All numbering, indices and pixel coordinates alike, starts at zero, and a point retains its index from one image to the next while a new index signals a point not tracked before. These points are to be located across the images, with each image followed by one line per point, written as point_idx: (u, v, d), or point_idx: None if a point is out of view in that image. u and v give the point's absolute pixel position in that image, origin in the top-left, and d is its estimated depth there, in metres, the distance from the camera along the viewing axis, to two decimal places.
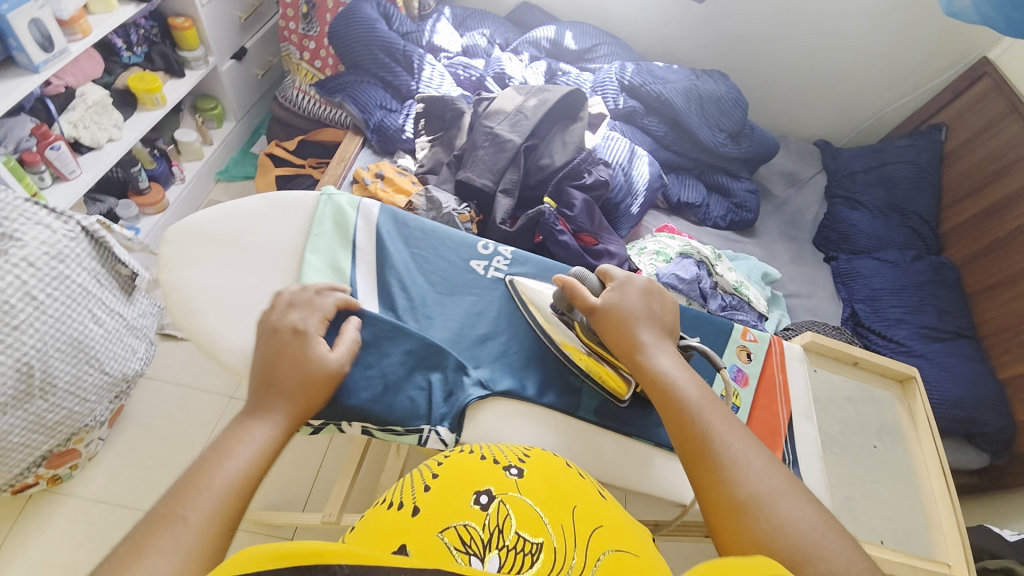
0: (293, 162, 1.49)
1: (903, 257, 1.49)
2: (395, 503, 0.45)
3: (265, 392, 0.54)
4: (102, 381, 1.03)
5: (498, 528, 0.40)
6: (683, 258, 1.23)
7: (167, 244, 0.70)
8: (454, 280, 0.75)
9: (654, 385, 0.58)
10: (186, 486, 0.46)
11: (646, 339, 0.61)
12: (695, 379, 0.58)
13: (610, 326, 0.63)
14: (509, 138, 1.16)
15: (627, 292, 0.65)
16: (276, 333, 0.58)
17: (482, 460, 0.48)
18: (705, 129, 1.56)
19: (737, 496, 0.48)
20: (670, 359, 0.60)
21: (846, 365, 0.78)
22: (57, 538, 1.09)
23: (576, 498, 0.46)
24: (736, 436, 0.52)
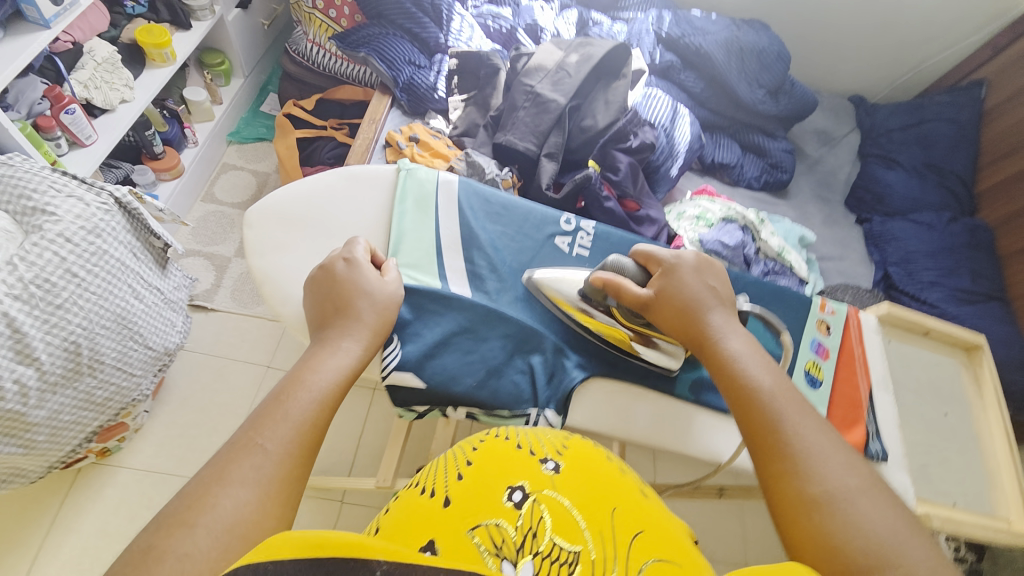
0: (314, 123, 1.41)
1: (938, 219, 1.45)
2: (428, 490, 0.44)
3: (331, 327, 0.53)
4: (146, 355, 1.00)
5: (532, 531, 0.40)
6: (726, 223, 1.19)
7: (251, 227, 0.67)
8: (541, 257, 0.72)
9: (722, 369, 0.55)
10: (264, 415, 0.44)
11: (709, 319, 0.58)
12: (762, 364, 0.55)
13: (668, 306, 0.60)
14: (552, 98, 1.10)
15: (684, 269, 0.62)
16: (334, 280, 0.57)
17: (518, 449, 0.47)
18: (745, 84, 1.48)
19: (812, 491, 0.44)
20: (735, 342, 0.56)
21: (917, 335, 0.82)
22: (113, 508, 1.11)
23: (616, 497, 0.43)
24: (809, 426, 0.49)
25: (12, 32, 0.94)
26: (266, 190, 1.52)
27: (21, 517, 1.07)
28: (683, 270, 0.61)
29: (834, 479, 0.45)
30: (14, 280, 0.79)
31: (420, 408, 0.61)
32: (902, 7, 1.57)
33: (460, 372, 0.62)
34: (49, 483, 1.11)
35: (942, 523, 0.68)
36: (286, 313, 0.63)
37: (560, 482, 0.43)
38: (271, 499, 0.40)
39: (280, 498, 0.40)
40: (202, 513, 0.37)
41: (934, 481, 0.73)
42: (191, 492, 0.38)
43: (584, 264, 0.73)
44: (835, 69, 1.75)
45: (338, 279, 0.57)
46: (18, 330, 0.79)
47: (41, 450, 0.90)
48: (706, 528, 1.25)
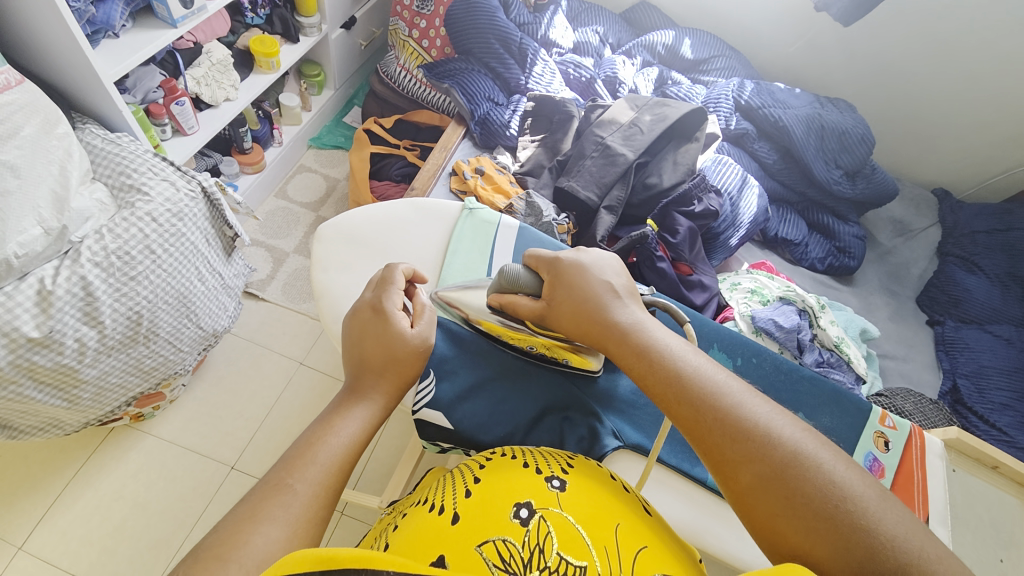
0: (388, 141, 1.49)
1: (1020, 335, 1.32)
2: (435, 506, 0.43)
3: (353, 377, 0.54)
4: (196, 334, 1.05)
5: (539, 548, 0.37)
6: (783, 303, 1.14)
7: (320, 242, 0.71)
8: None
9: (635, 359, 0.50)
10: (296, 456, 0.45)
11: (608, 314, 0.53)
12: (674, 340, 0.51)
13: (567, 313, 0.55)
14: (621, 152, 1.11)
15: (567, 265, 0.58)
16: (367, 326, 0.56)
17: (525, 468, 0.46)
18: (821, 163, 1.43)
19: (757, 471, 0.41)
20: (644, 325, 0.52)
21: (985, 467, 0.74)
22: (133, 474, 1.15)
23: (619, 515, 0.42)
24: (738, 396, 0.45)
25: (139, 24, 1.06)
26: (333, 195, 1.60)
27: (47, 466, 1.13)
28: (565, 267, 0.58)
29: (785, 454, 0.41)
30: (100, 249, 0.87)
31: (444, 445, 0.61)
32: (1005, 108, 1.48)
33: (490, 420, 0.62)
34: (81, 437, 1.17)
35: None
36: (335, 331, 0.65)
37: (566, 500, 0.42)
38: (296, 540, 0.40)
39: (308, 539, 0.41)
40: (234, 548, 0.38)
41: None
42: (223, 528, 0.39)
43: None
44: (923, 158, 1.66)
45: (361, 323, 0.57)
46: (91, 293, 0.85)
47: (83, 406, 0.95)
48: None
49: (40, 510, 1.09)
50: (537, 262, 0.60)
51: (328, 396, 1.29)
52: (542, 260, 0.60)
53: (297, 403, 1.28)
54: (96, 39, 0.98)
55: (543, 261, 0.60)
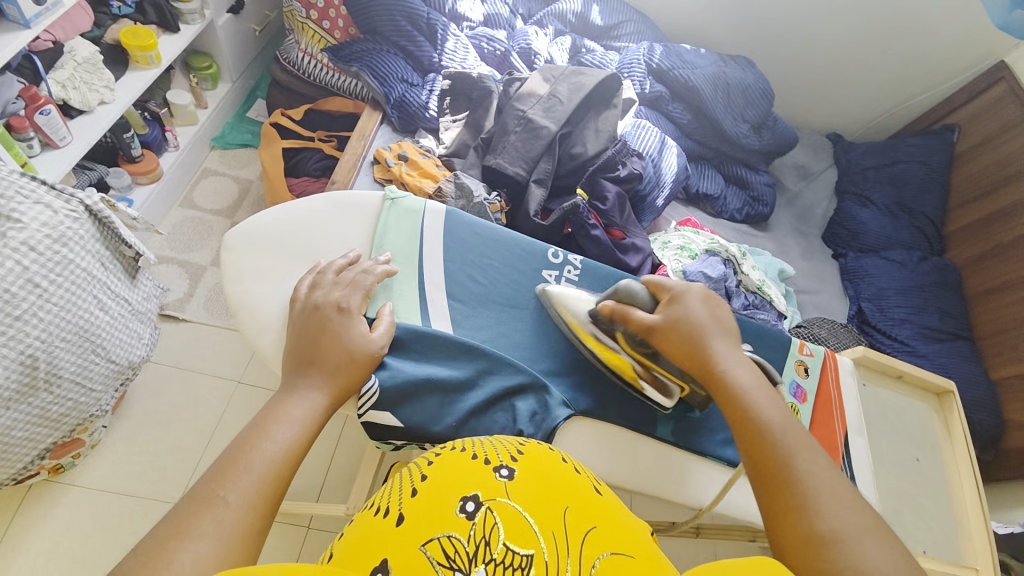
0: (301, 134, 1.39)
1: (909, 257, 1.50)
2: (381, 510, 0.42)
3: (301, 369, 0.52)
4: (108, 369, 0.96)
5: (485, 540, 0.37)
6: (709, 255, 1.22)
7: (229, 251, 0.65)
8: (527, 294, 0.71)
9: (730, 401, 0.55)
10: (227, 464, 0.43)
11: (714, 350, 0.58)
12: (767, 388, 0.55)
13: (674, 343, 0.60)
14: (543, 124, 1.11)
15: (687, 300, 0.62)
16: (320, 318, 0.56)
17: (472, 458, 0.45)
18: (730, 118, 1.52)
19: (820, 527, 0.44)
20: (738, 370, 0.56)
21: (890, 378, 0.81)
22: (61, 532, 1.04)
23: (569, 497, 0.42)
24: (809, 457, 0.49)
25: None
26: (248, 198, 1.48)
27: None
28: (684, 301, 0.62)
29: (827, 513, 0.45)
30: None
31: (397, 441, 0.60)
32: (881, 54, 1.64)
33: (439, 410, 0.61)
34: None
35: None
36: (262, 343, 0.61)
37: (513, 487, 0.42)
38: (232, 553, 0.38)
39: (245, 552, 0.39)
40: (157, 568, 0.35)
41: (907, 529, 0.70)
42: (144, 550, 0.36)
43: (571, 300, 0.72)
44: (816, 106, 1.80)
45: (316, 317, 0.56)
46: None
47: None
48: None
49: None
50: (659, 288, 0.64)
51: None
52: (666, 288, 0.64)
53: (240, 425, 1.20)
54: None
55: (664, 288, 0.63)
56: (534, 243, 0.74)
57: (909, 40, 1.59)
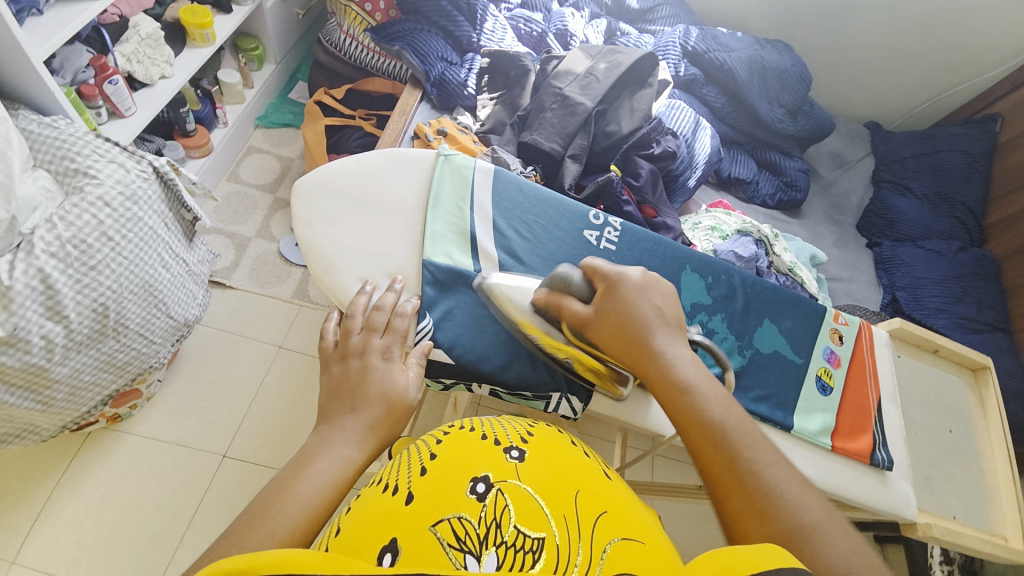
0: (342, 112, 1.45)
1: (948, 247, 1.47)
2: (388, 488, 0.44)
3: (334, 419, 0.50)
4: (167, 324, 1.03)
5: (496, 522, 0.39)
6: (741, 235, 1.23)
7: (300, 198, 0.70)
8: (570, 251, 0.73)
9: (673, 395, 0.51)
10: (248, 526, 0.39)
11: (656, 340, 0.54)
12: (709, 379, 0.52)
13: (611, 333, 0.56)
14: (580, 101, 1.13)
15: (622, 288, 0.58)
16: (352, 367, 0.54)
17: (482, 441, 0.48)
18: (764, 103, 1.51)
19: (774, 531, 0.43)
20: (682, 362, 0.53)
21: (926, 352, 0.80)
22: (119, 475, 1.12)
23: (578, 483, 0.45)
24: (760, 451, 0.47)
25: None
26: (289, 175, 1.55)
27: (28, 477, 1.09)
28: (621, 286, 0.58)
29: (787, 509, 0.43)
30: (53, 238, 0.83)
31: (447, 381, 0.66)
32: (924, 40, 1.60)
33: (486, 353, 0.66)
34: (57, 445, 1.13)
35: (941, 534, 0.66)
36: (329, 281, 0.66)
37: (523, 471, 0.44)
38: None
39: None
40: None
41: (937, 495, 0.70)
42: None
43: (611, 259, 0.73)
44: (854, 94, 1.77)
45: (351, 365, 0.54)
46: (51, 286, 0.82)
47: (57, 409, 0.93)
48: None
49: (29, 520, 1.06)
50: (594, 271, 0.60)
51: (313, 376, 1.28)
52: (600, 273, 0.60)
53: (281, 386, 1.27)
54: (22, 19, 0.90)
55: (602, 272, 0.60)
56: (578, 205, 0.76)
57: (955, 25, 1.55)
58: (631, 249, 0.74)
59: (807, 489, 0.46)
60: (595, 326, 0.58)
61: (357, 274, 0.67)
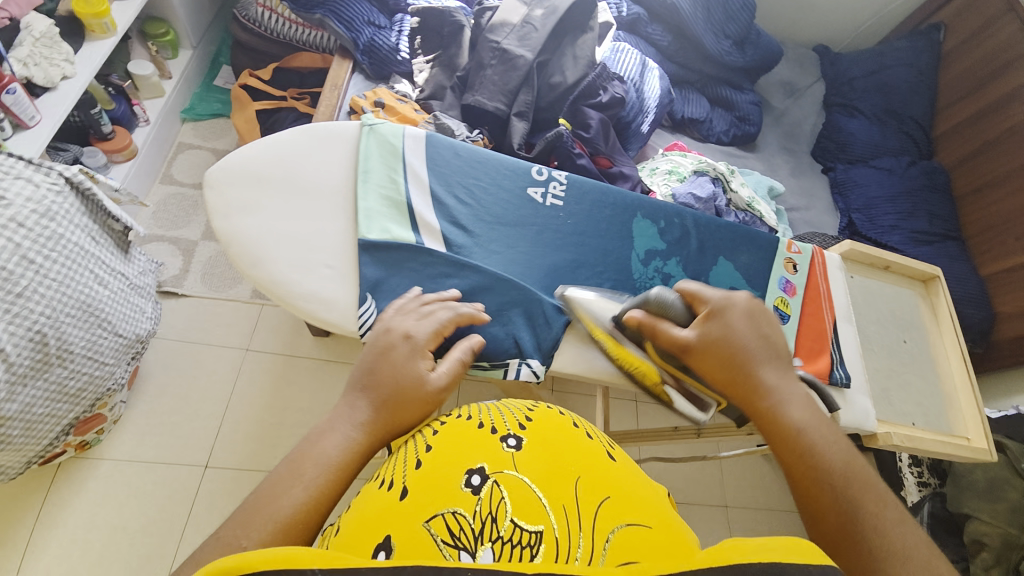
0: (272, 94, 1.35)
1: (898, 163, 1.50)
2: (386, 483, 0.40)
3: (354, 396, 0.48)
4: (117, 343, 0.99)
5: (492, 516, 0.35)
6: (698, 175, 1.22)
7: (214, 189, 0.66)
8: (516, 210, 0.71)
9: (783, 436, 0.49)
10: (252, 510, 0.38)
11: (764, 375, 0.54)
12: (825, 424, 0.50)
13: (716, 360, 0.56)
14: (519, 54, 1.08)
15: (728, 313, 0.58)
16: (385, 345, 0.53)
17: (478, 428, 0.43)
18: (711, 36, 1.47)
19: None
20: (792, 402, 0.52)
21: (878, 269, 0.82)
22: (99, 501, 1.10)
23: (579, 467, 0.40)
24: (876, 508, 0.44)
25: None
26: None
27: (2, 518, 1.06)
28: (727, 313, 0.58)
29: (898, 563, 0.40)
30: None
31: None
32: None
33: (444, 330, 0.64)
34: (27, 482, 1.09)
35: (901, 441, 0.69)
36: (259, 274, 0.63)
37: (521, 459, 0.39)
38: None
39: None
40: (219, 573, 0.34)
41: (895, 404, 0.73)
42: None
43: (558, 214, 0.72)
44: (800, 18, 1.73)
45: (375, 346, 0.53)
46: None
47: (17, 445, 0.89)
48: (691, 472, 1.41)
49: (10, 561, 1.03)
50: (692, 296, 0.60)
51: (287, 374, 1.26)
52: (703, 298, 0.60)
53: (255, 390, 1.24)
54: None
55: (705, 297, 0.59)
56: (518, 163, 0.74)
57: None
58: (578, 203, 0.73)
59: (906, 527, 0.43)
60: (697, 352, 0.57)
61: (288, 264, 0.63)
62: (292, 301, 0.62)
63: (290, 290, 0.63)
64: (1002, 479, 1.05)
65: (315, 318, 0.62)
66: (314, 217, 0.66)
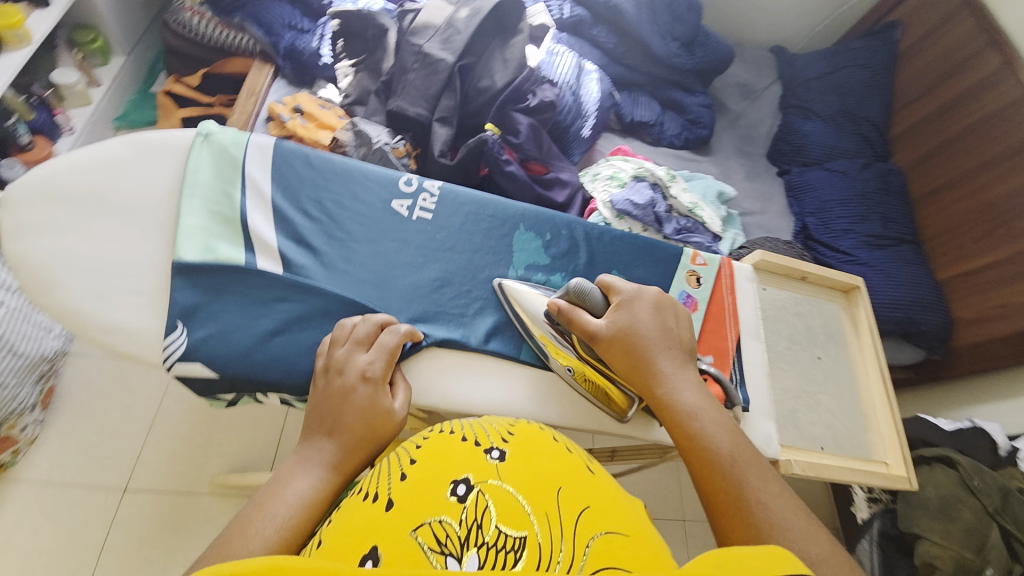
0: (200, 101, 1.30)
1: (852, 166, 1.46)
2: (368, 495, 0.40)
3: (313, 437, 0.50)
4: (17, 364, 0.93)
5: (477, 522, 0.36)
6: (637, 181, 1.17)
7: (9, 208, 0.60)
8: (375, 225, 0.67)
9: (678, 425, 0.53)
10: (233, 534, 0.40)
11: (666, 365, 0.57)
12: (713, 409, 0.53)
13: (623, 351, 0.58)
14: (440, 57, 1.04)
15: (637, 304, 0.60)
16: (338, 384, 0.53)
17: (461, 442, 0.44)
18: (657, 38, 1.44)
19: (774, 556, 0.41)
20: (684, 395, 0.54)
21: (795, 280, 0.79)
22: (4, 531, 1.03)
23: (562, 479, 0.41)
24: (760, 484, 0.46)
25: None
26: None
27: None
28: (636, 303, 0.60)
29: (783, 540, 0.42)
30: None
31: (227, 396, 0.59)
32: None
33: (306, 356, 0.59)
34: None
35: (804, 470, 0.66)
36: (53, 303, 0.58)
37: (505, 471, 0.41)
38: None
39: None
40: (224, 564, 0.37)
41: (802, 426, 0.70)
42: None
43: (422, 229, 0.68)
44: (756, 18, 1.69)
45: (338, 383, 0.53)
46: None
47: None
48: (645, 488, 1.36)
49: None
50: (610, 287, 0.62)
51: None
52: (617, 290, 0.62)
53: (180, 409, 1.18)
54: None
55: (619, 288, 0.62)
56: (382, 175, 0.70)
57: None
58: (445, 217, 0.69)
59: (792, 504, 0.45)
60: (607, 342, 0.59)
61: (87, 291, 0.59)
62: (88, 332, 0.58)
63: (87, 320, 0.58)
64: (954, 497, 1.01)
65: (115, 349, 0.58)
66: (122, 239, 0.61)
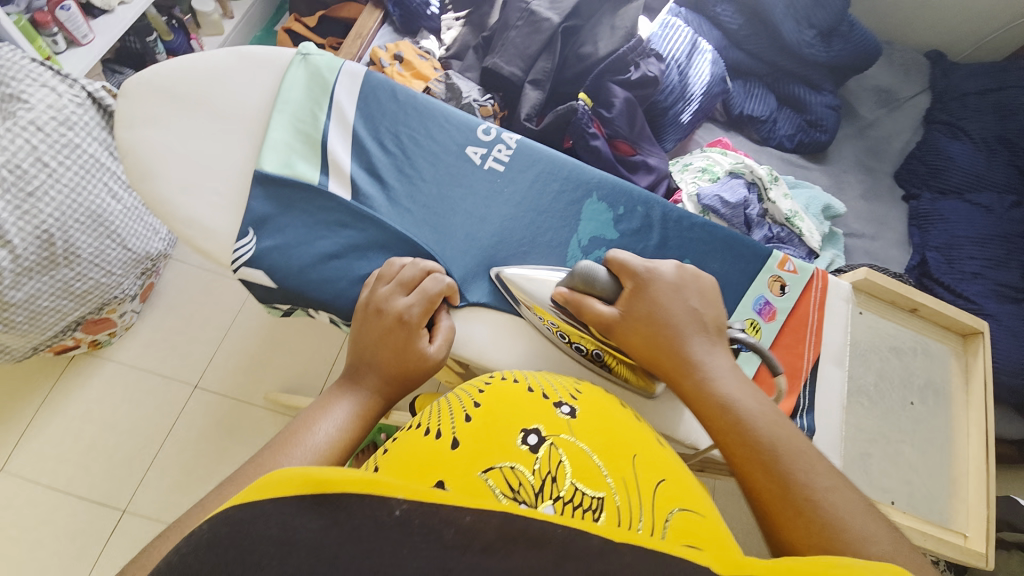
0: (313, 41, 1.37)
1: (1001, 201, 1.23)
2: (432, 431, 0.41)
3: (355, 370, 0.53)
4: (125, 257, 1.04)
5: (552, 475, 0.37)
6: (732, 177, 1.07)
7: (126, 99, 0.67)
8: (447, 167, 0.67)
9: (717, 411, 0.49)
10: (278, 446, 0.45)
11: (692, 348, 0.53)
12: (755, 393, 0.49)
13: (643, 333, 0.54)
14: (546, 17, 1.00)
15: (655, 287, 0.55)
16: (375, 320, 0.54)
17: (529, 393, 0.44)
18: (791, 23, 1.28)
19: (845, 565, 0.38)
20: (721, 375, 0.51)
21: (902, 311, 0.70)
22: (99, 396, 1.20)
23: (635, 447, 0.41)
24: (823, 479, 0.43)
25: None
26: None
27: (19, 393, 1.18)
28: (653, 286, 0.56)
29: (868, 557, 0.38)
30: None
31: (282, 305, 0.63)
32: None
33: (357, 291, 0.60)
34: (44, 367, 1.20)
35: None
36: (146, 190, 0.64)
37: (577, 427, 0.41)
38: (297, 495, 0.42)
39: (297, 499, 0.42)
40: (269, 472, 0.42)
41: (874, 475, 0.63)
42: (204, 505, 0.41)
43: (491, 179, 0.67)
44: (917, 15, 1.45)
45: (378, 323, 0.54)
46: None
47: (23, 330, 0.99)
48: None
49: (17, 432, 1.15)
50: (621, 268, 0.57)
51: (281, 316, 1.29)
52: (630, 271, 0.57)
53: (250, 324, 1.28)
54: None
55: (632, 270, 0.56)
56: (461, 119, 0.70)
57: None
58: (517, 171, 0.68)
59: (872, 514, 0.41)
60: (623, 328, 0.55)
61: (176, 184, 0.63)
62: (170, 222, 0.62)
63: (171, 211, 0.63)
64: None
65: (189, 242, 0.62)
66: (214, 141, 0.65)
